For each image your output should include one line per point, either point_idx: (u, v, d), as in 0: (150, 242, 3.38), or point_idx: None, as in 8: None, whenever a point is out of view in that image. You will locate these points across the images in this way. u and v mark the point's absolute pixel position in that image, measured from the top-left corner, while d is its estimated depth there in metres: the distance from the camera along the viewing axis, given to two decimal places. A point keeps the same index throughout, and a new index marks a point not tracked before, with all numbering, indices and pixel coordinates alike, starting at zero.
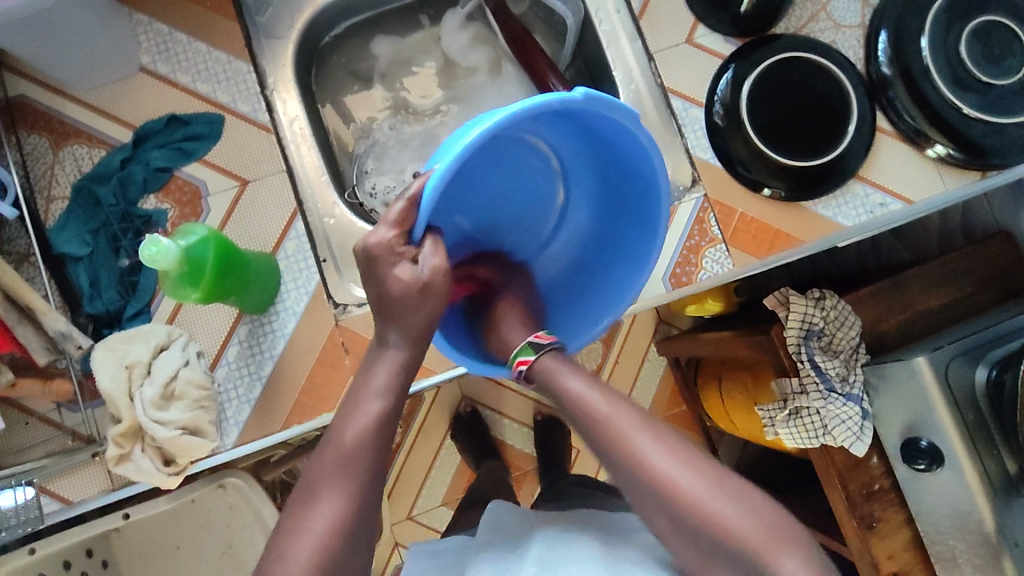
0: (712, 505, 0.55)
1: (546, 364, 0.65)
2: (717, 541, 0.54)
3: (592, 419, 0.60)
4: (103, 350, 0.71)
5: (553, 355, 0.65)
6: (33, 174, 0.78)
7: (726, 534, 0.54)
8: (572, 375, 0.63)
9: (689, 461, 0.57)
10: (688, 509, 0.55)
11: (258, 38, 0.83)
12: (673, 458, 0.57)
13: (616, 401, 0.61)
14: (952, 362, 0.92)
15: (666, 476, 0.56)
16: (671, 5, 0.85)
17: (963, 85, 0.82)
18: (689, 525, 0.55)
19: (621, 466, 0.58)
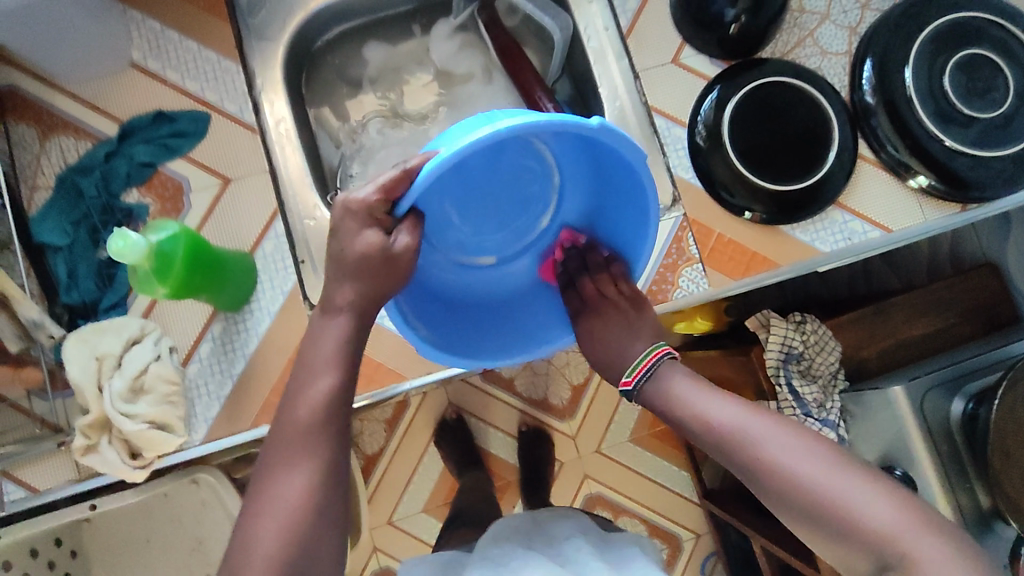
0: (840, 497, 0.58)
1: (649, 391, 0.72)
2: (836, 517, 0.58)
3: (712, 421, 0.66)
4: (74, 340, 0.72)
5: (652, 381, 0.72)
6: (20, 164, 0.79)
7: (847, 515, 0.57)
8: (686, 385, 0.70)
9: (813, 450, 0.61)
10: (811, 493, 0.59)
11: (249, 40, 0.84)
12: (801, 450, 0.61)
13: (723, 401, 0.67)
14: (929, 392, 0.92)
15: (798, 478, 0.60)
16: (658, 25, 0.86)
17: (947, 118, 0.83)
18: (810, 506, 0.59)
19: (751, 475, 0.63)
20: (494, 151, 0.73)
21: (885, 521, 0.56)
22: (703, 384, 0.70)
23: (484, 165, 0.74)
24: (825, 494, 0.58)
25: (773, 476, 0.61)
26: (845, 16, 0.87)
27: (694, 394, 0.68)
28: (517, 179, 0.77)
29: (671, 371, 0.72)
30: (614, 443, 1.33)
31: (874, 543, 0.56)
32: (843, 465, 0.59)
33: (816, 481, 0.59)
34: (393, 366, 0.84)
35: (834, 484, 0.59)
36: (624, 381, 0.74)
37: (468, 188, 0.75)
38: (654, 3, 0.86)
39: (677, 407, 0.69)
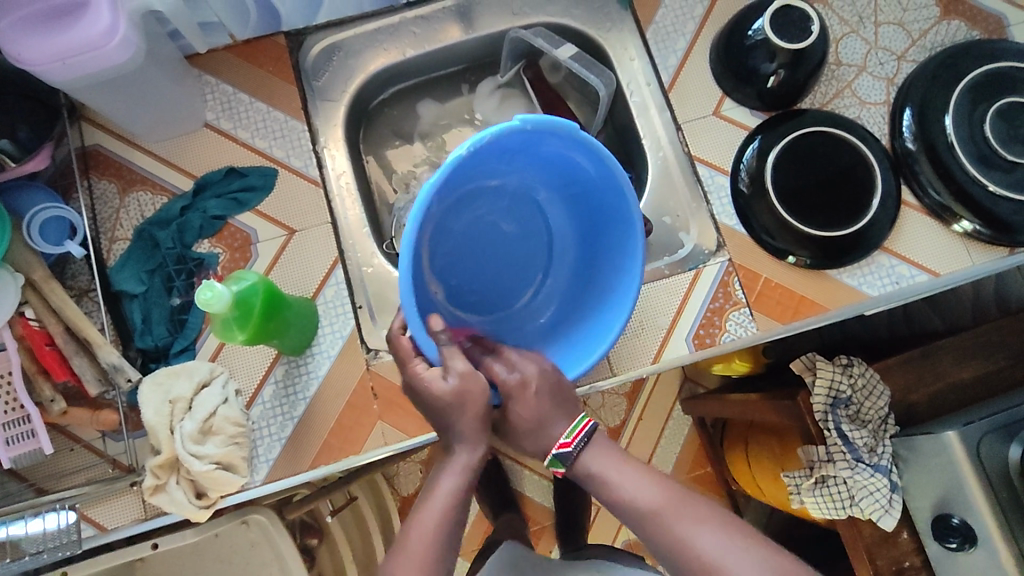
0: None
1: (584, 464, 0.65)
2: None
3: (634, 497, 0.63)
4: (149, 384, 0.75)
5: (587, 456, 0.65)
6: (100, 217, 0.84)
7: None
8: (618, 471, 0.65)
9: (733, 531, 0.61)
10: None
11: (314, 100, 0.90)
12: (723, 537, 0.60)
13: (659, 485, 0.64)
14: (985, 437, 0.89)
15: (723, 571, 0.59)
16: (700, 79, 0.90)
17: (989, 163, 0.84)
18: None
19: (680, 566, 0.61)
20: (531, 253, 0.84)
21: None
22: (629, 460, 0.66)
23: (503, 275, 0.83)
24: None
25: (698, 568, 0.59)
26: (882, 68, 0.90)
27: (622, 477, 0.64)
28: (508, 270, 0.83)
29: (596, 445, 0.66)
30: None
31: None
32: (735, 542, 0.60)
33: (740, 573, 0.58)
34: None
35: None
36: (557, 444, 0.65)
37: (494, 239, 0.82)
38: (695, 58, 0.90)
39: (609, 487, 0.64)
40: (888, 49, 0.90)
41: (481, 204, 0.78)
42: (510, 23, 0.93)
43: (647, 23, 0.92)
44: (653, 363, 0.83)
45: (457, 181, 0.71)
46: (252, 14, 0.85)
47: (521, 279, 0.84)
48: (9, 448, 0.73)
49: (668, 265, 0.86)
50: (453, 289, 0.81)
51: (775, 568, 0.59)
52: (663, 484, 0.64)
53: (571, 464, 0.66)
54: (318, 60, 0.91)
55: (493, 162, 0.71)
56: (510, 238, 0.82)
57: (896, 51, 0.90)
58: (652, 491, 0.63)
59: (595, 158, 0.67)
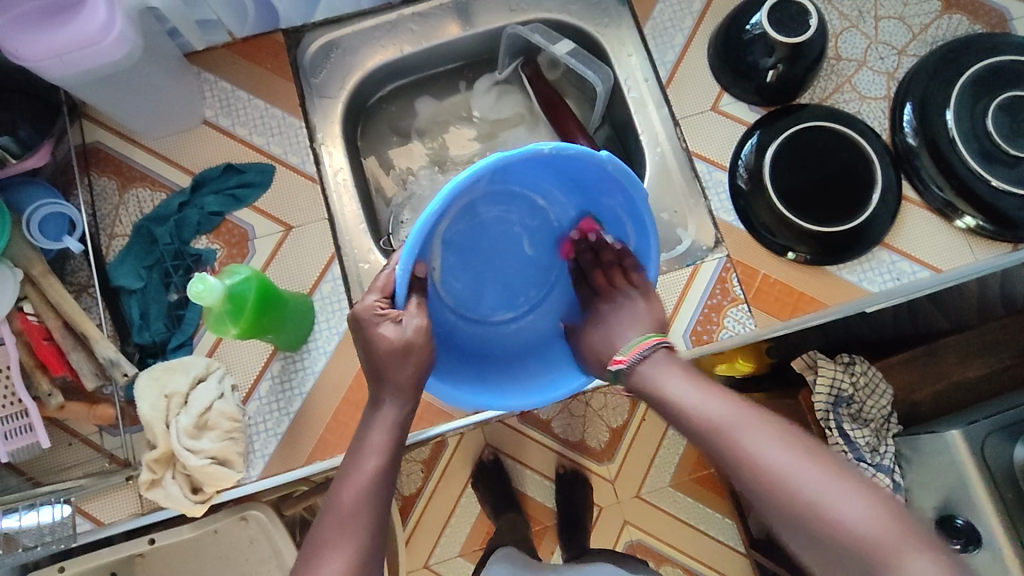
0: (824, 501, 0.49)
1: (640, 375, 0.64)
2: (830, 537, 0.48)
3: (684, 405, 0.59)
4: (146, 378, 0.75)
5: (644, 365, 0.64)
6: (100, 214, 0.84)
7: (837, 527, 0.48)
8: (675, 381, 0.61)
9: (792, 442, 0.53)
10: (805, 501, 0.50)
11: (311, 97, 0.90)
12: (780, 444, 0.53)
13: (718, 398, 0.59)
14: (989, 438, 0.88)
15: (784, 482, 0.51)
16: (698, 75, 0.89)
17: (991, 159, 0.83)
18: (802, 518, 0.49)
19: (738, 477, 0.54)
20: (529, 283, 0.81)
21: (860, 526, 0.47)
22: (690, 375, 0.62)
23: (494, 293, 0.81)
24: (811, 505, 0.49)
25: (757, 479, 0.52)
26: (882, 62, 0.89)
27: (678, 385, 0.61)
28: (502, 287, 0.81)
29: (656, 358, 0.65)
30: (654, 489, 1.27)
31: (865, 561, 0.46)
32: (802, 446, 0.52)
33: (802, 480, 0.50)
34: (442, 407, 0.86)
35: (845, 501, 0.49)
36: (618, 361, 0.67)
37: (508, 257, 0.80)
38: (693, 54, 0.90)
39: (662, 397, 0.61)
40: (889, 44, 0.90)
41: (514, 214, 0.76)
42: (508, 19, 0.93)
43: (645, 19, 0.91)
44: None
45: (513, 175, 0.70)
46: (250, 10, 0.85)
47: (509, 304, 0.81)
48: (8, 442, 0.73)
49: (665, 262, 0.85)
50: (450, 274, 0.77)
51: (844, 479, 0.50)
52: (724, 396, 0.58)
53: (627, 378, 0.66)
54: (316, 57, 0.91)
55: (553, 179, 0.72)
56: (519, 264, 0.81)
57: (897, 46, 0.90)
58: (710, 404, 0.58)
59: (640, 227, 0.71)
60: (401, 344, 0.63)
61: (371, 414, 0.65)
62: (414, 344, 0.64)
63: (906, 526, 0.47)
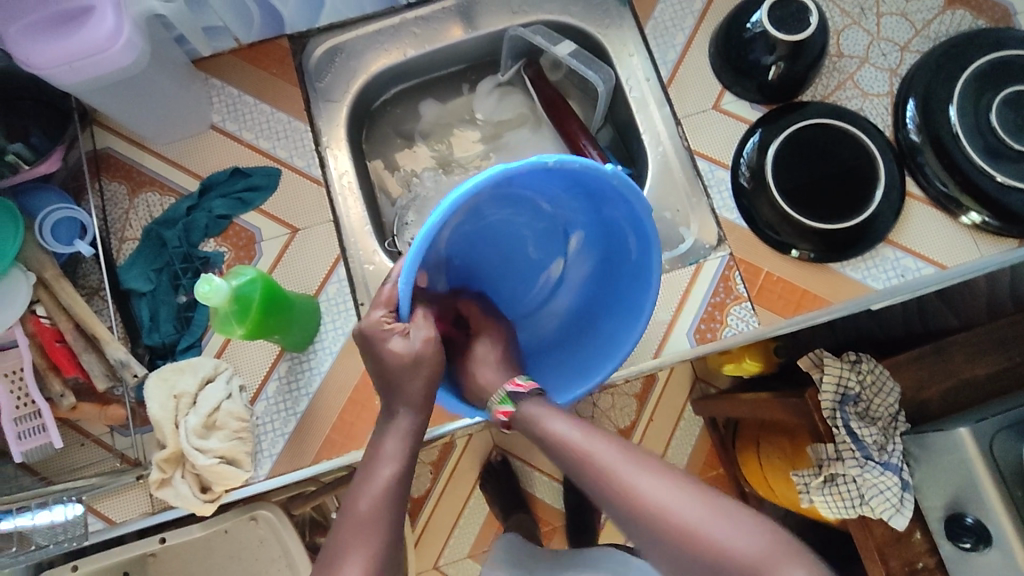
0: (701, 529, 0.53)
1: (529, 409, 0.64)
2: (713, 567, 0.52)
3: (564, 444, 0.59)
4: (155, 379, 0.77)
5: (536, 400, 0.64)
6: (111, 218, 0.86)
7: (721, 559, 0.51)
8: (560, 419, 0.61)
9: (673, 477, 0.56)
10: (687, 534, 0.53)
11: (316, 101, 0.92)
12: (660, 481, 0.55)
13: (597, 436, 0.59)
14: (997, 435, 0.87)
15: (668, 514, 0.54)
16: (699, 74, 0.90)
17: (996, 154, 0.82)
18: (685, 550, 0.53)
19: (622, 517, 0.56)
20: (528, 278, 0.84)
21: (740, 549, 0.51)
22: (569, 413, 0.62)
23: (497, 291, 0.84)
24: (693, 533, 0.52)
25: (642, 516, 0.54)
26: (885, 58, 0.89)
27: (559, 423, 0.60)
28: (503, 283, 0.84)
29: (542, 397, 0.65)
30: None
31: None
32: (677, 479, 0.56)
33: (682, 511, 0.53)
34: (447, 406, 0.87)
35: (720, 528, 0.52)
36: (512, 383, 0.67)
37: (510, 255, 0.83)
38: (694, 53, 0.90)
39: (546, 435, 0.61)
40: (891, 40, 0.89)
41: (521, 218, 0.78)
42: (509, 21, 0.94)
43: (647, 19, 0.92)
44: (653, 358, 0.82)
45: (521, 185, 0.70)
46: (255, 16, 0.86)
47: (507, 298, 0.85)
48: (21, 442, 0.75)
49: (669, 260, 0.85)
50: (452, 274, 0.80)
51: (716, 504, 0.54)
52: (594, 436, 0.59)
53: (518, 405, 0.65)
54: (321, 62, 0.92)
55: (560, 187, 0.72)
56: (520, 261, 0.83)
57: (900, 42, 0.89)
58: (591, 445, 0.58)
59: (643, 243, 0.69)
60: (408, 358, 0.64)
61: (374, 413, 0.66)
62: (420, 357, 0.64)
63: (781, 549, 0.51)
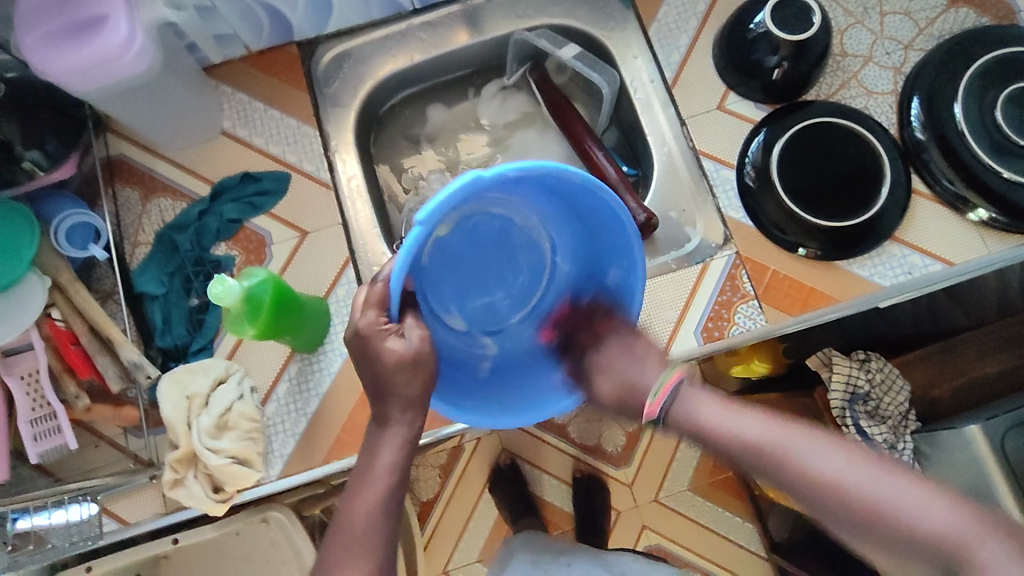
0: (892, 502, 0.53)
1: (679, 415, 0.65)
2: (909, 542, 0.52)
3: (716, 428, 0.62)
4: (167, 381, 0.78)
5: (677, 407, 0.65)
6: (124, 223, 0.87)
7: (917, 531, 0.52)
8: (712, 405, 0.64)
9: (856, 454, 0.56)
10: (868, 510, 0.53)
11: (325, 107, 0.93)
12: (839, 458, 0.56)
13: (752, 417, 0.61)
14: (1009, 432, 0.86)
15: (843, 486, 0.55)
16: (703, 74, 0.90)
17: (1001, 151, 0.83)
18: (875, 526, 0.53)
19: (798, 490, 0.57)
20: (439, 304, 0.81)
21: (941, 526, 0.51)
22: (723, 403, 0.64)
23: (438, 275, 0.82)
24: (875, 509, 0.53)
25: (825, 494, 0.55)
26: (889, 57, 0.89)
27: (715, 414, 0.63)
28: (441, 268, 0.81)
29: (688, 396, 0.66)
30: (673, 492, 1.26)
31: (938, 554, 0.51)
32: (851, 454, 0.56)
33: (854, 484, 0.54)
34: None
35: (910, 504, 0.52)
36: (648, 408, 0.67)
37: (466, 292, 0.84)
38: (698, 54, 0.91)
39: (702, 429, 0.63)
40: (895, 39, 0.90)
41: (509, 295, 0.85)
42: (515, 25, 0.95)
43: (650, 21, 0.92)
44: None
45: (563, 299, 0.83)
46: (265, 24, 0.88)
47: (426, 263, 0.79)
48: (37, 444, 0.76)
49: (674, 259, 0.86)
50: (467, 233, 0.81)
51: (905, 478, 0.54)
52: (772, 418, 0.60)
53: (665, 418, 0.67)
54: (329, 68, 0.94)
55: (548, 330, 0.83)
56: (450, 301, 0.83)
57: (903, 40, 0.90)
58: (770, 428, 0.60)
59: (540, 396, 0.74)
60: (409, 361, 0.63)
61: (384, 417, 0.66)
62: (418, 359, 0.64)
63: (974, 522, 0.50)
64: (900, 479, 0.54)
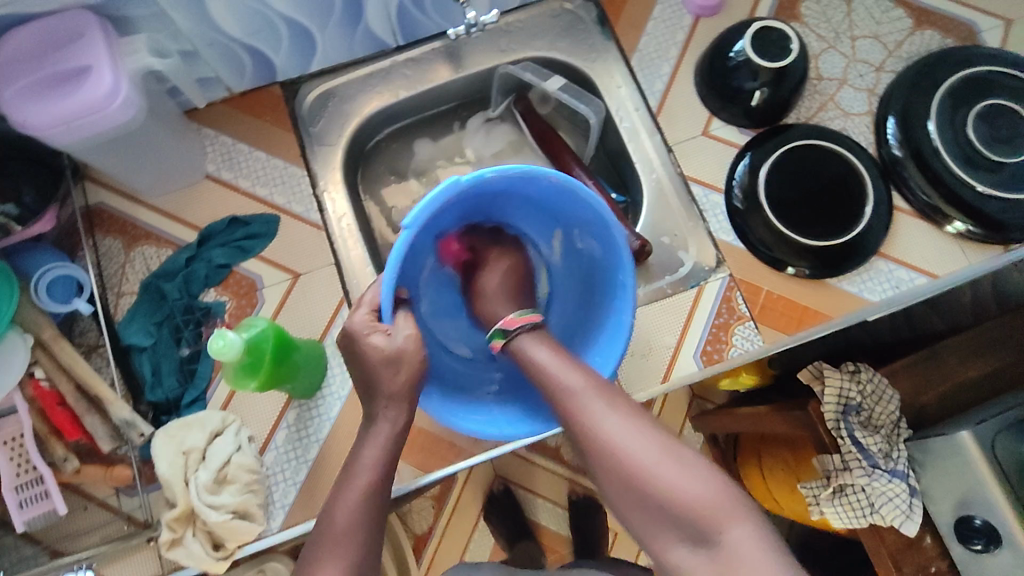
0: (666, 472, 0.57)
1: (522, 341, 0.69)
2: (667, 504, 0.56)
3: (542, 369, 0.66)
4: (162, 437, 0.75)
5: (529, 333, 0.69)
6: (106, 273, 0.85)
7: (676, 499, 0.56)
8: (544, 353, 0.67)
9: (643, 426, 0.60)
10: (643, 473, 0.57)
11: (311, 145, 0.92)
12: (630, 425, 0.60)
13: (573, 369, 0.65)
14: (999, 436, 0.88)
15: (622, 449, 0.58)
16: (686, 101, 0.92)
17: (975, 165, 0.86)
18: (644, 489, 0.57)
19: (589, 448, 0.61)
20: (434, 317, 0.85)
21: (699, 497, 0.55)
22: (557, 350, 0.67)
23: (440, 303, 0.86)
24: (652, 475, 0.57)
25: (614, 456, 0.58)
26: (862, 79, 0.93)
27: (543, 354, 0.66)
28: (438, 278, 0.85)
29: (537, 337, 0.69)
30: None
31: (689, 519, 0.55)
32: (643, 423, 0.60)
33: (644, 455, 0.58)
34: (459, 442, 0.86)
35: (686, 480, 0.56)
36: (506, 320, 0.71)
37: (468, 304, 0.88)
38: (680, 82, 0.93)
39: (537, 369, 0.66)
40: (867, 61, 0.93)
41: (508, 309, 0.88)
42: (499, 59, 0.95)
43: (632, 52, 0.95)
44: (663, 383, 0.83)
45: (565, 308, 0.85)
46: (248, 65, 0.87)
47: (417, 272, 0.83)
48: (23, 511, 0.73)
49: (670, 284, 0.86)
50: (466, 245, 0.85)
51: (691, 456, 0.58)
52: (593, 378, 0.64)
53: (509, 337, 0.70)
54: (313, 107, 0.93)
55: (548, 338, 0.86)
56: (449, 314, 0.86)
57: (874, 63, 0.93)
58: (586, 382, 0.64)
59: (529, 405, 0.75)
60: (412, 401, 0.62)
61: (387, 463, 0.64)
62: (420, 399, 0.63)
63: (728, 494, 0.55)
64: (669, 447, 0.58)
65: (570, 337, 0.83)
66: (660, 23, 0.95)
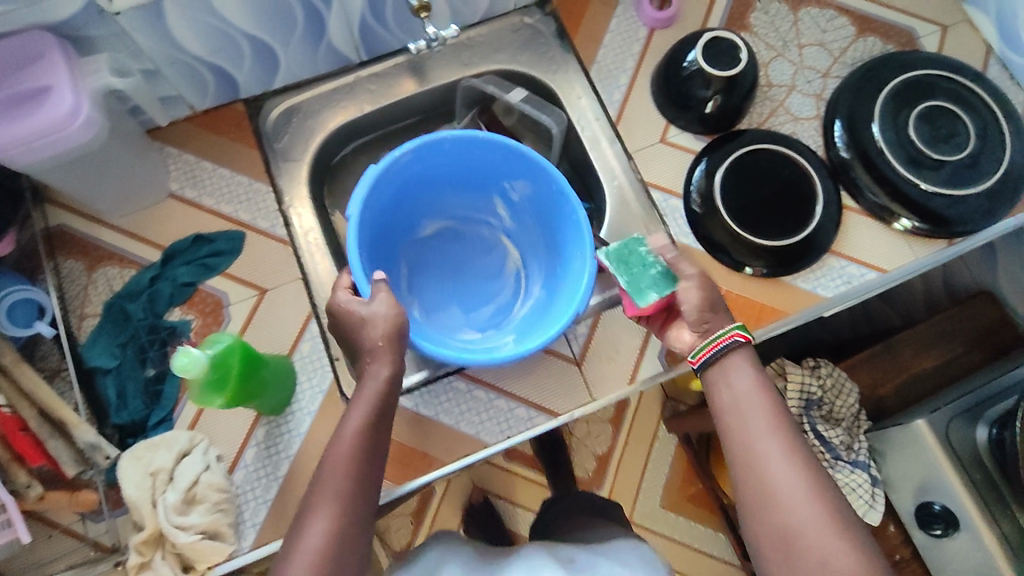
0: (812, 526, 0.58)
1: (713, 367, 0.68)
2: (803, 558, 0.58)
3: (738, 394, 0.66)
4: (129, 459, 0.74)
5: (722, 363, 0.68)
6: (68, 295, 0.84)
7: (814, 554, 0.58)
8: (743, 377, 0.67)
9: (815, 482, 0.61)
10: (788, 526, 0.59)
11: (276, 161, 0.90)
12: (798, 478, 0.61)
13: (761, 403, 0.65)
14: (952, 422, 0.91)
15: (780, 495, 0.60)
16: (643, 111, 0.95)
17: (918, 163, 0.90)
18: (785, 537, 0.59)
19: (747, 480, 0.63)
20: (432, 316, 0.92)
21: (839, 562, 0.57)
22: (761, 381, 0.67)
23: (432, 303, 0.94)
24: (799, 528, 0.59)
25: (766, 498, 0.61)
26: (810, 85, 0.96)
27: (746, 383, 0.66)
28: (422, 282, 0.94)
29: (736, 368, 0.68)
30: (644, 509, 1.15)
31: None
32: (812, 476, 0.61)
33: (798, 508, 0.59)
34: None
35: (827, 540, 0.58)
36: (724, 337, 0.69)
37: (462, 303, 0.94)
38: (637, 93, 0.96)
39: (727, 391, 0.67)
40: (814, 68, 0.97)
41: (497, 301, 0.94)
42: (461, 72, 0.97)
43: (590, 64, 0.97)
44: (629, 385, 0.84)
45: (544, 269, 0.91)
46: (210, 83, 0.88)
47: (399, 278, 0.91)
48: None
49: None
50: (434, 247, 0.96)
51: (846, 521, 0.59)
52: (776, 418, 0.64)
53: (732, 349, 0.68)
54: (277, 123, 0.92)
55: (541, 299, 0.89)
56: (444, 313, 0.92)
57: (821, 69, 0.97)
58: (769, 422, 0.64)
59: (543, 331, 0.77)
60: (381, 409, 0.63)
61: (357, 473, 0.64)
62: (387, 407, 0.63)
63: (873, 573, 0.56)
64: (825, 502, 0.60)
65: (550, 289, 0.88)
66: (617, 36, 0.98)
